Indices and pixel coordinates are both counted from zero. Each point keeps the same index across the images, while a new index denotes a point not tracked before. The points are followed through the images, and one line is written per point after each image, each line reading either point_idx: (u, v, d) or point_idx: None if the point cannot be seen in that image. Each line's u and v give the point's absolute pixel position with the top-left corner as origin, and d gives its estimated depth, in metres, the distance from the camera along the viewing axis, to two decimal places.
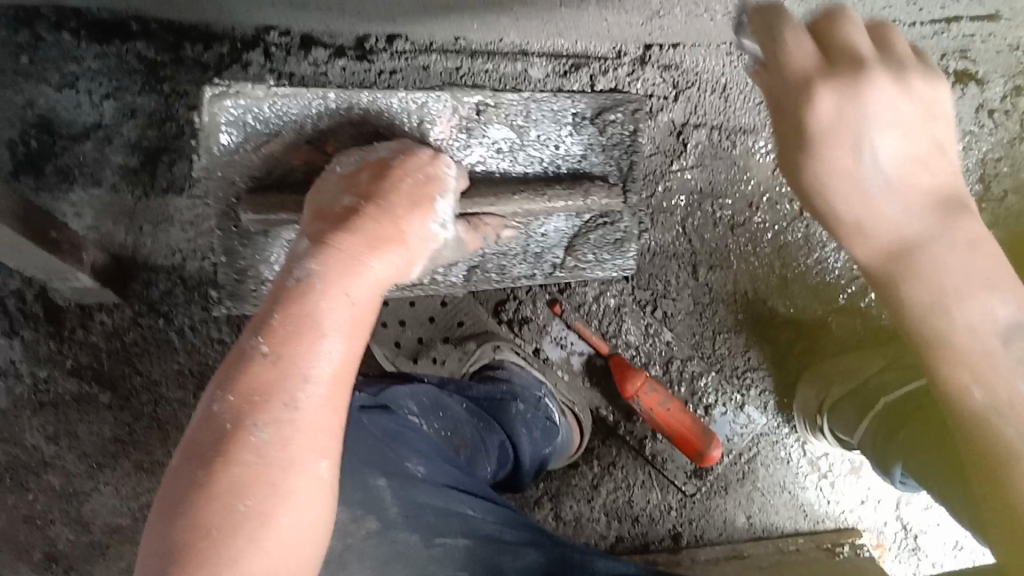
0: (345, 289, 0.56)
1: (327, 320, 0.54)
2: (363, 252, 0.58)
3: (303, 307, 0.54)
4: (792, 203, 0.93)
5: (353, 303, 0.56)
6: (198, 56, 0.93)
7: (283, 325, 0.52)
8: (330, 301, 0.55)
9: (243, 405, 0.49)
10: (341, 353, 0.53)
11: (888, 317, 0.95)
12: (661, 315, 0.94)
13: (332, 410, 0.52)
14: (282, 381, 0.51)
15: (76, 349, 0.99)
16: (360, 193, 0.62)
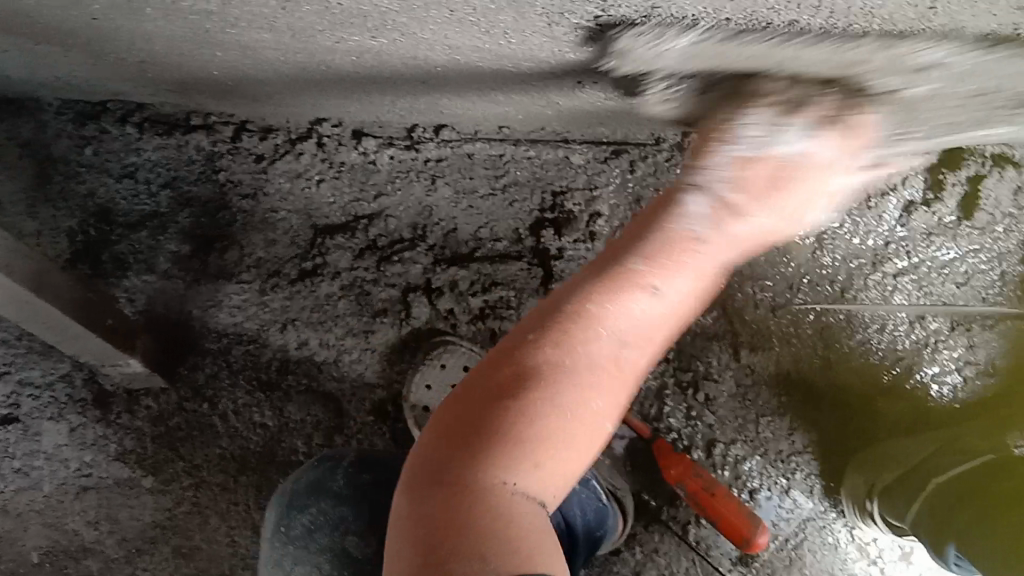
0: (627, 305, 0.58)
1: (602, 333, 0.57)
2: (667, 266, 0.60)
3: (581, 331, 0.57)
4: (832, 284, 0.94)
5: (634, 318, 0.58)
6: (253, 147, 0.99)
7: (544, 342, 0.56)
8: (612, 321, 0.57)
9: (489, 450, 0.51)
10: (603, 371, 0.56)
11: (935, 401, 0.93)
12: (703, 397, 0.94)
13: (603, 419, 0.56)
14: (544, 419, 0.52)
15: (122, 433, 0.98)
16: (752, 183, 0.60)
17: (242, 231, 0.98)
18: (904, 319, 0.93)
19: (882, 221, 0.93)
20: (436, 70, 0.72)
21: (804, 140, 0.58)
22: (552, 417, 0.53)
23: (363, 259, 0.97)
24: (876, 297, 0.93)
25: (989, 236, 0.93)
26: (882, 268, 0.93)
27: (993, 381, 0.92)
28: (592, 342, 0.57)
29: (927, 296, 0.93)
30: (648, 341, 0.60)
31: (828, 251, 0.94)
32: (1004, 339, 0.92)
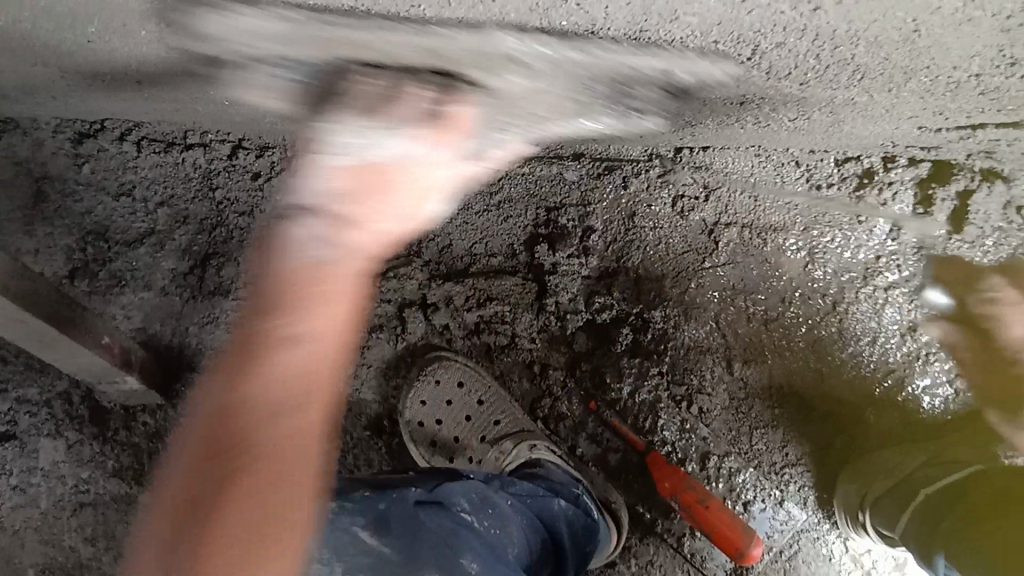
0: (308, 296, 0.51)
1: (282, 327, 0.49)
2: (343, 228, 0.53)
3: (258, 331, 0.50)
4: (824, 297, 0.95)
5: (306, 328, 0.50)
6: (249, 164, 0.99)
7: (252, 347, 0.49)
8: (276, 288, 0.51)
9: (218, 475, 0.46)
10: (299, 364, 0.49)
11: (927, 413, 0.94)
12: (696, 411, 0.95)
13: (288, 434, 0.48)
14: (258, 427, 0.47)
15: (119, 449, 0.99)
16: (360, 180, 0.54)
17: (238, 248, 0.99)
18: (895, 331, 0.94)
19: (872, 235, 0.94)
20: None
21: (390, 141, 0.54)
22: (284, 371, 0.49)
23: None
24: (867, 311, 0.94)
25: (980, 249, 0.91)
26: (873, 282, 0.94)
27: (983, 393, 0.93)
28: (275, 335, 0.49)
29: (918, 309, 0.94)
30: (332, 296, 0.52)
31: (820, 264, 0.95)
32: (994, 351, 0.93)
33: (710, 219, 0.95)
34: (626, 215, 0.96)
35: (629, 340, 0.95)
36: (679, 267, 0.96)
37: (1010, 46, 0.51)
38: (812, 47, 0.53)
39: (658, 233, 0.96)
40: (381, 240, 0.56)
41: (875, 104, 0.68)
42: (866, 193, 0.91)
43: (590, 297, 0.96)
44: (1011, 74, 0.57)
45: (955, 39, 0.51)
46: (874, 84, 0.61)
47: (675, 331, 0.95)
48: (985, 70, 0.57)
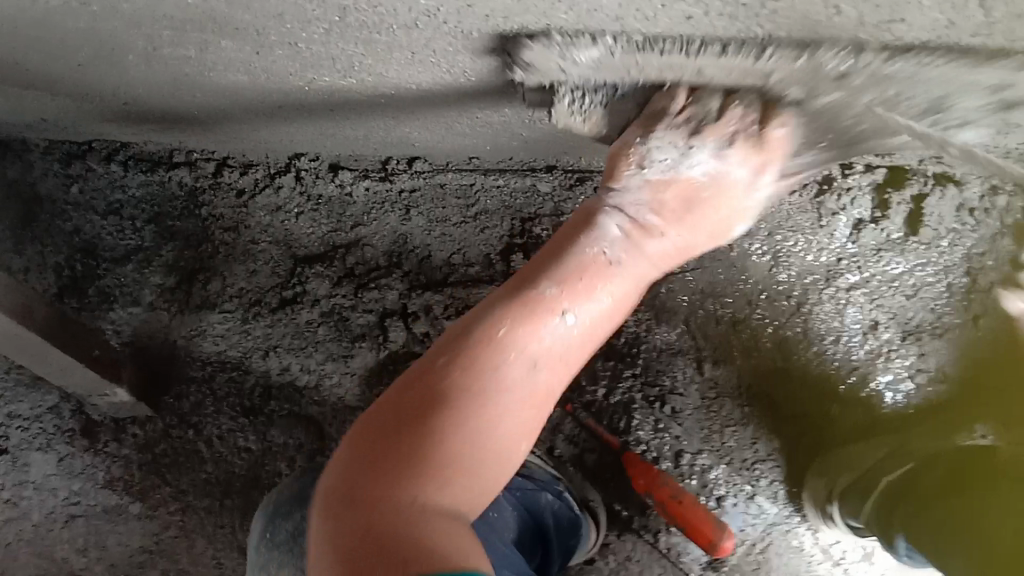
0: (620, 262, 0.65)
1: (582, 299, 0.63)
2: (643, 236, 0.66)
3: (531, 283, 0.63)
4: (788, 299, 0.98)
5: (621, 269, 0.65)
6: (234, 181, 1.02)
7: (522, 300, 0.62)
8: (600, 270, 0.64)
9: (429, 425, 0.56)
10: (577, 334, 0.63)
11: (888, 408, 0.97)
12: (670, 410, 0.99)
13: (544, 397, 0.62)
14: (517, 404, 0.60)
15: (110, 461, 1.02)
16: (668, 198, 0.65)
17: (223, 263, 1.02)
18: (857, 330, 0.97)
19: (834, 238, 0.97)
20: (404, 107, 0.77)
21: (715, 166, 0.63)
22: (544, 351, 0.61)
23: (339, 288, 1.01)
24: (830, 311, 0.98)
25: (935, 249, 0.96)
26: (835, 283, 0.97)
27: (943, 390, 0.96)
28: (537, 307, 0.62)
29: (879, 308, 0.97)
30: (594, 297, 0.63)
31: (784, 268, 0.98)
32: (954, 348, 0.96)
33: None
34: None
35: (603, 344, 1.00)
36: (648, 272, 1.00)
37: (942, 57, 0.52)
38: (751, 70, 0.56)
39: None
40: (652, 262, 0.67)
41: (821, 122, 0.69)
42: (826, 198, 0.96)
43: None
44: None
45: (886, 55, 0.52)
46: None
47: (647, 334, 1.00)
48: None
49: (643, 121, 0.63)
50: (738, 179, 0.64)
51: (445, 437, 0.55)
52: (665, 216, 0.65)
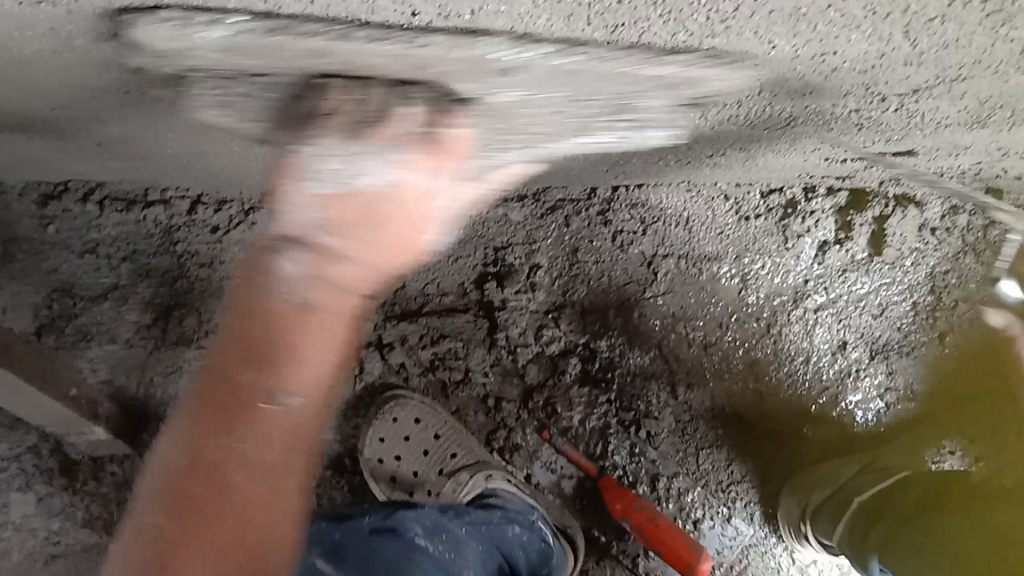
0: (333, 287, 0.53)
1: (288, 346, 0.51)
2: (349, 238, 0.53)
3: (252, 330, 0.51)
4: (758, 321, 0.99)
5: (330, 297, 0.53)
6: (208, 218, 1.04)
7: (238, 351, 0.50)
8: (305, 299, 0.52)
9: (181, 519, 0.47)
10: (316, 372, 0.52)
11: (860, 426, 0.99)
12: (645, 434, 1.00)
13: (297, 448, 0.52)
14: (266, 466, 0.50)
15: (88, 500, 1.02)
16: (348, 210, 0.52)
17: (199, 298, 1.04)
18: (827, 350, 0.99)
19: (800, 260, 0.98)
20: None
21: (384, 175, 0.51)
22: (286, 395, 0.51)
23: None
24: (800, 332, 0.99)
25: (900, 268, 0.97)
26: (803, 304, 0.99)
27: (913, 407, 0.98)
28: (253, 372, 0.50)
29: (846, 328, 0.99)
30: (322, 332, 0.52)
31: (753, 290, 0.99)
32: (923, 366, 0.98)
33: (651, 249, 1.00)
34: (570, 249, 1.00)
35: (577, 370, 1.00)
36: (621, 295, 1.01)
37: (875, 85, 0.52)
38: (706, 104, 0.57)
39: (603, 265, 1.00)
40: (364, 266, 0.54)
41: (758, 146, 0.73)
42: (791, 221, 0.97)
43: (536, 334, 1.00)
44: (887, 109, 0.58)
45: (823, 79, 0.52)
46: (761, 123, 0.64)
47: (621, 358, 1.00)
48: (868, 112, 0.59)
49: (290, 123, 0.51)
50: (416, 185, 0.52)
51: (238, 512, 0.49)
52: (355, 237, 0.53)
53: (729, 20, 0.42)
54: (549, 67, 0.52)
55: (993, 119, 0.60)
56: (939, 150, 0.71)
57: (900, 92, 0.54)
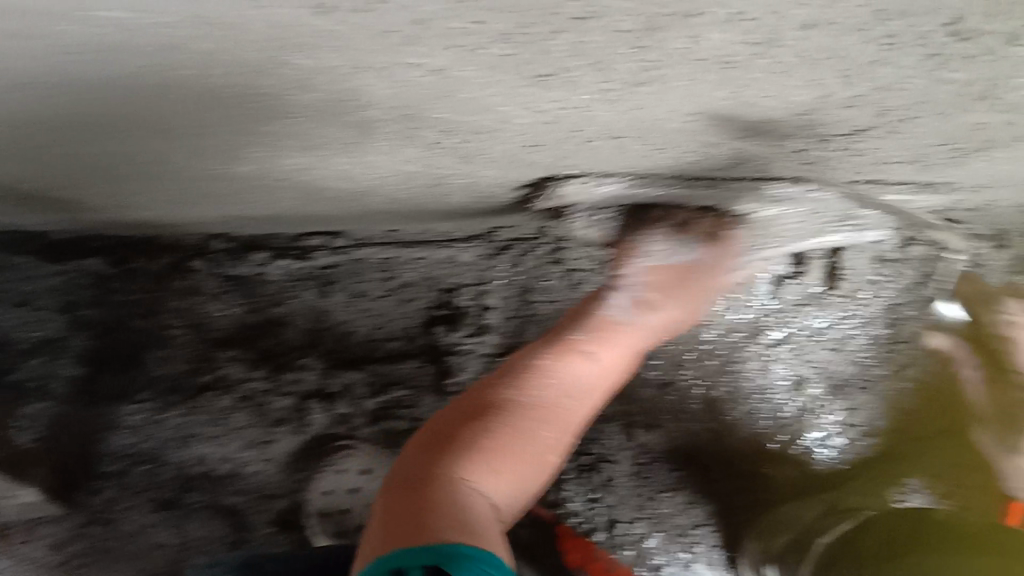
0: (621, 320, 0.89)
1: (574, 352, 0.88)
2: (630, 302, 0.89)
3: (567, 340, 0.88)
4: (714, 358, 0.98)
5: (602, 324, 0.89)
6: (146, 267, 0.99)
7: (551, 351, 0.88)
8: (608, 323, 0.89)
9: (517, 483, 0.82)
10: (604, 367, 0.89)
11: (821, 466, 0.97)
12: (601, 479, 0.97)
13: (556, 430, 0.86)
14: (530, 439, 0.84)
15: (15, 565, 0.95)
16: (660, 280, 0.88)
17: (137, 351, 0.99)
18: (784, 387, 0.97)
19: (756, 293, 0.96)
20: (308, 192, 0.74)
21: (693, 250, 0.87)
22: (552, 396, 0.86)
23: (255, 372, 0.98)
24: (757, 368, 0.97)
25: (855, 302, 0.94)
26: (758, 341, 0.97)
27: (874, 444, 0.96)
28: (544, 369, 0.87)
29: (804, 364, 0.97)
30: (608, 339, 0.88)
31: (709, 327, 0.97)
32: (883, 402, 0.96)
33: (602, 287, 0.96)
34: (522, 290, 0.98)
35: None
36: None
37: (816, 127, 0.50)
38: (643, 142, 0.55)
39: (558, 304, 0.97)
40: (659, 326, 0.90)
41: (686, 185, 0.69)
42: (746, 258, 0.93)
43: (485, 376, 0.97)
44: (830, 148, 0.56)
45: (765, 123, 0.49)
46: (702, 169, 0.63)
47: None
48: (811, 153, 0.58)
49: (632, 225, 0.87)
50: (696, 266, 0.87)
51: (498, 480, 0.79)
52: (650, 300, 0.88)
53: (655, 68, 0.39)
54: (480, 114, 0.48)
55: (936, 157, 0.58)
56: (882, 190, 0.71)
57: (841, 134, 0.52)
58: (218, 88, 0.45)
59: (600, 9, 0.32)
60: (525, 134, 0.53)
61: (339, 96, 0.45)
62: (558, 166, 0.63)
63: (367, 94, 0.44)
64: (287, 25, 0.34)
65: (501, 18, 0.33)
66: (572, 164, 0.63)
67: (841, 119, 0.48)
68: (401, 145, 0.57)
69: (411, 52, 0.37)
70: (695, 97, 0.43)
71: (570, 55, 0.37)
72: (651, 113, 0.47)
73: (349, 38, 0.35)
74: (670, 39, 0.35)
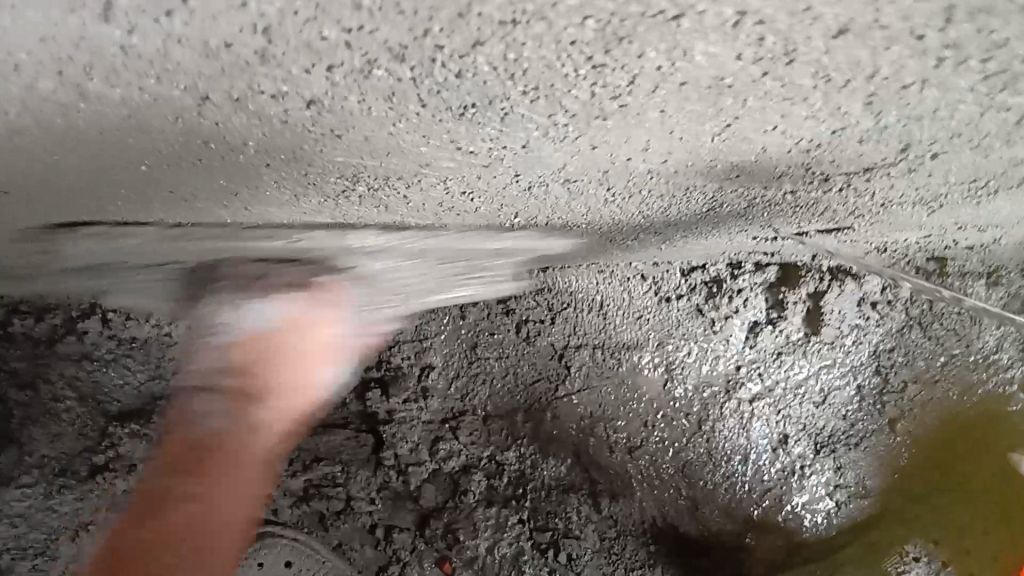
0: (260, 373, 0.64)
1: (230, 403, 0.63)
2: (259, 358, 0.64)
3: (192, 403, 0.63)
4: (688, 417, 0.87)
5: (230, 374, 0.64)
6: (28, 329, 0.85)
7: (176, 427, 0.63)
8: (262, 382, 0.64)
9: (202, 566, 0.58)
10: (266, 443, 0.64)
11: (810, 532, 0.88)
12: (566, 558, 0.85)
13: (236, 508, 0.61)
14: (200, 500, 0.59)
15: None
16: (257, 351, 0.64)
17: (19, 428, 0.86)
18: (767, 447, 0.87)
19: (729, 345, 0.85)
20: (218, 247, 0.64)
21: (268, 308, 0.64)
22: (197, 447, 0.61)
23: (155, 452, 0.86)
24: (734, 427, 0.87)
25: (840, 348, 0.84)
26: (736, 395, 0.86)
27: (869, 508, 0.88)
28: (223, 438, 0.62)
29: (787, 419, 0.87)
30: (274, 407, 0.65)
31: (679, 381, 0.86)
32: (874, 461, 0.87)
33: (564, 337, 0.86)
34: (467, 346, 0.86)
35: (483, 488, 0.86)
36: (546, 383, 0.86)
37: (819, 165, 0.40)
38: (599, 185, 0.45)
39: (516, 357, 0.86)
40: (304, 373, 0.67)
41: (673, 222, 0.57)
42: (720, 299, 0.83)
43: (432, 449, 0.86)
44: (829, 189, 0.46)
45: (752, 163, 0.39)
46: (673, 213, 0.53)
47: (533, 470, 0.86)
48: (802, 196, 0.48)
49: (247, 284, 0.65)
50: (297, 323, 0.65)
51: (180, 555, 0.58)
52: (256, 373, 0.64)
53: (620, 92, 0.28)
54: (391, 157, 0.38)
55: (951, 198, 0.49)
56: (882, 229, 0.61)
57: (846, 173, 0.42)
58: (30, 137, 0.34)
59: (537, 7, 0.23)
60: (450, 180, 0.42)
61: (192, 141, 0.34)
62: (493, 212, 0.52)
63: (225, 133, 0.33)
64: (78, 35, 0.25)
65: (392, 25, 0.25)
66: (517, 211, 0.52)
67: (843, 156, 0.38)
68: (299, 194, 0.46)
69: (264, 74, 0.27)
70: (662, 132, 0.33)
71: (499, 77, 0.27)
72: (607, 154, 0.37)
73: (174, 58, 0.27)
74: (642, 49, 0.25)
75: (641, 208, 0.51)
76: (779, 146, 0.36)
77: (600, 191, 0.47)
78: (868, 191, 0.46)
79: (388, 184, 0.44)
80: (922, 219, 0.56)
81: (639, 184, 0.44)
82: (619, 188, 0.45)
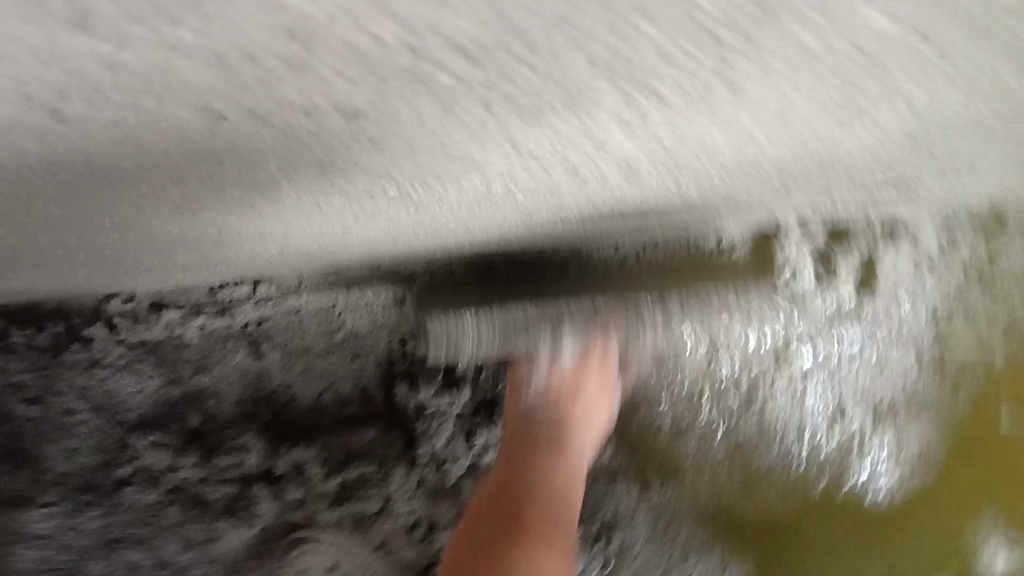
0: (580, 401, 0.74)
1: (558, 434, 0.73)
2: (569, 393, 0.74)
3: (539, 428, 0.73)
4: (734, 394, 0.82)
5: (550, 405, 0.74)
6: (31, 340, 0.81)
7: (518, 443, 0.72)
8: (570, 418, 0.74)
9: (514, 541, 0.64)
10: (554, 474, 0.70)
11: (874, 506, 0.81)
12: (618, 547, 0.80)
13: (560, 507, 0.68)
14: (554, 507, 0.68)
15: None
16: (566, 381, 0.74)
17: (34, 445, 0.81)
18: (820, 420, 0.81)
19: (778, 317, 0.80)
20: (233, 251, 0.59)
21: (572, 345, 0.73)
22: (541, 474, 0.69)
23: (192, 467, 0.82)
24: (787, 404, 0.82)
25: (895, 312, 0.80)
26: (788, 368, 0.81)
27: (929, 481, 0.81)
28: (519, 470, 0.70)
29: (840, 389, 0.81)
30: (551, 448, 0.72)
31: (725, 360, 0.81)
32: (937, 429, 0.81)
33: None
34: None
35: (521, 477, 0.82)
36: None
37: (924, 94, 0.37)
38: (658, 157, 0.41)
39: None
40: (596, 425, 0.76)
41: (714, 202, 0.54)
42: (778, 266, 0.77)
43: (465, 439, 0.83)
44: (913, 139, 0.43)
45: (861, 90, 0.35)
46: (721, 190, 0.49)
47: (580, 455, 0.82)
48: (883, 150, 0.45)
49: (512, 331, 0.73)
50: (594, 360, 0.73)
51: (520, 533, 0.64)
52: (569, 399, 0.74)
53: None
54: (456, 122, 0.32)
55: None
56: (946, 189, 0.59)
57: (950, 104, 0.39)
58: (46, 102, 0.28)
59: None
60: (509, 165, 0.39)
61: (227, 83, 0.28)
62: (540, 206, 0.48)
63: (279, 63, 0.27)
64: None
65: None
66: (559, 202, 0.47)
67: (958, 76, 0.36)
68: (319, 197, 0.41)
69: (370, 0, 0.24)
70: (762, 67, 0.31)
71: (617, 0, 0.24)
72: (703, 92, 0.33)
73: None
74: None
75: (693, 189, 0.48)
76: (903, 62, 0.33)
77: (659, 163, 0.42)
78: (959, 131, 0.43)
79: (437, 176, 0.39)
80: (990, 173, 0.54)
81: (711, 146, 0.40)
82: (693, 167, 0.43)
